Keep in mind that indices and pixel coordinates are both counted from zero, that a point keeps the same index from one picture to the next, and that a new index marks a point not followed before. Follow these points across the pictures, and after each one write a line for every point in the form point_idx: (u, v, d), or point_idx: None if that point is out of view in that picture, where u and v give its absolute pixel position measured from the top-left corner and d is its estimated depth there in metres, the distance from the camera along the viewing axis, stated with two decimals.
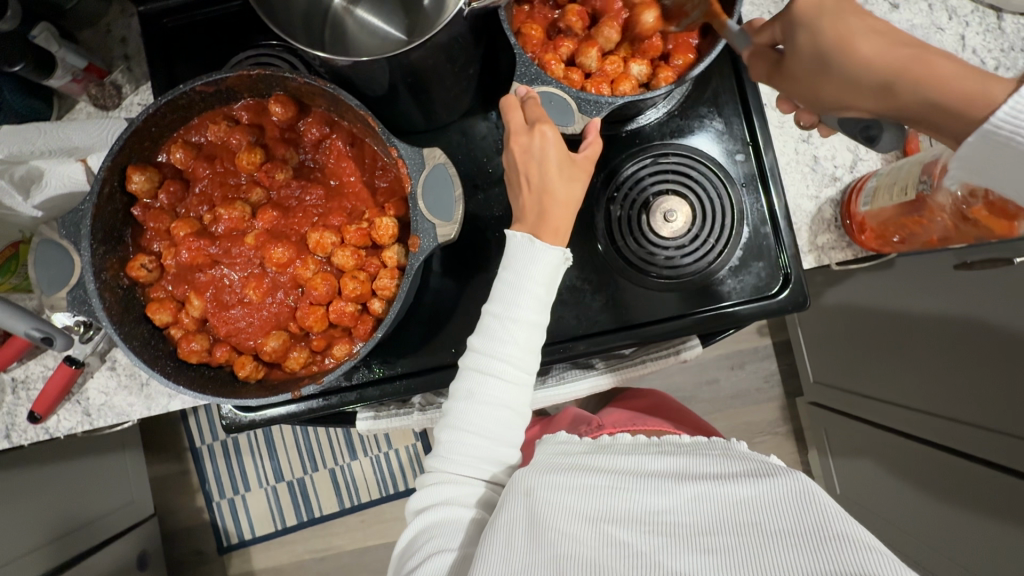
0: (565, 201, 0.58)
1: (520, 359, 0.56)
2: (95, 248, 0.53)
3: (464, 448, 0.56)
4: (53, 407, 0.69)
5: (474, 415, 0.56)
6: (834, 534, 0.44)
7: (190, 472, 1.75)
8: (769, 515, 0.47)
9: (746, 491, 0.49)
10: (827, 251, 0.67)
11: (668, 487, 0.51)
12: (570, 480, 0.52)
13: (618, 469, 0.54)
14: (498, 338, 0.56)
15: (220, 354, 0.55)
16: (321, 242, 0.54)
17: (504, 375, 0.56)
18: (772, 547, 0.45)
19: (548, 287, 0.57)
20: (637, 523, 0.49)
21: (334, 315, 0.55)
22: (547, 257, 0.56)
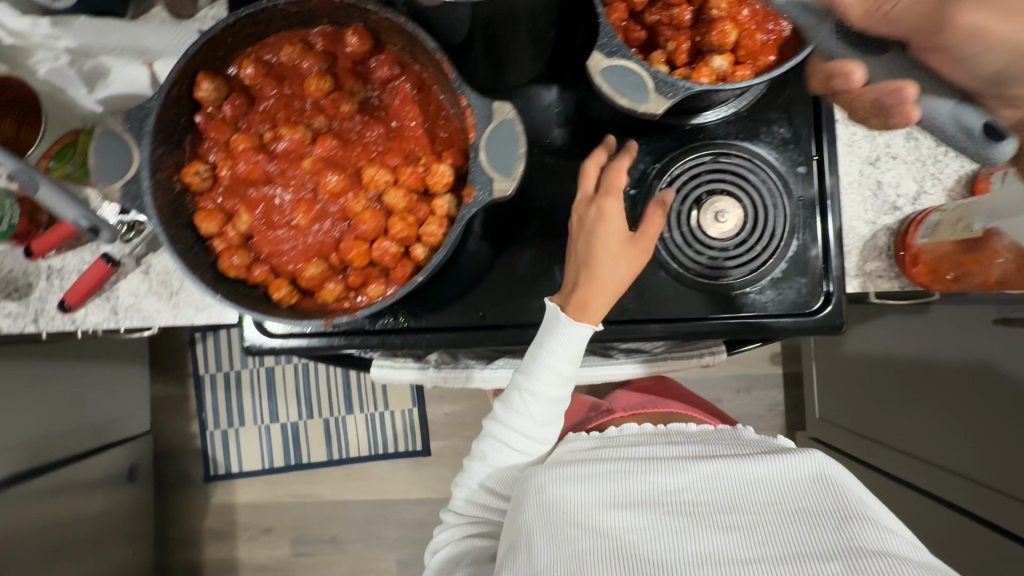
0: (611, 284, 0.62)
1: (532, 424, 0.69)
2: (155, 147, 0.53)
3: (491, 473, 0.72)
4: (83, 300, 0.70)
5: (496, 462, 0.71)
6: (845, 511, 0.57)
7: (190, 397, 1.78)
8: (788, 496, 0.60)
9: (758, 471, 0.62)
10: (873, 278, 0.65)
11: (688, 468, 0.64)
12: (605, 466, 0.66)
13: (643, 456, 0.67)
14: (515, 404, 0.68)
15: (258, 273, 0.56)
16: (377, 178, 0.54)
17: (521, 436, 0.69)
18: (790, 520, 0.58)
19: (569, 361, 0.65)
20: (663, 502, 0.61)
21: (376, 253, 0.55)
22: (569, 338, 0.63)
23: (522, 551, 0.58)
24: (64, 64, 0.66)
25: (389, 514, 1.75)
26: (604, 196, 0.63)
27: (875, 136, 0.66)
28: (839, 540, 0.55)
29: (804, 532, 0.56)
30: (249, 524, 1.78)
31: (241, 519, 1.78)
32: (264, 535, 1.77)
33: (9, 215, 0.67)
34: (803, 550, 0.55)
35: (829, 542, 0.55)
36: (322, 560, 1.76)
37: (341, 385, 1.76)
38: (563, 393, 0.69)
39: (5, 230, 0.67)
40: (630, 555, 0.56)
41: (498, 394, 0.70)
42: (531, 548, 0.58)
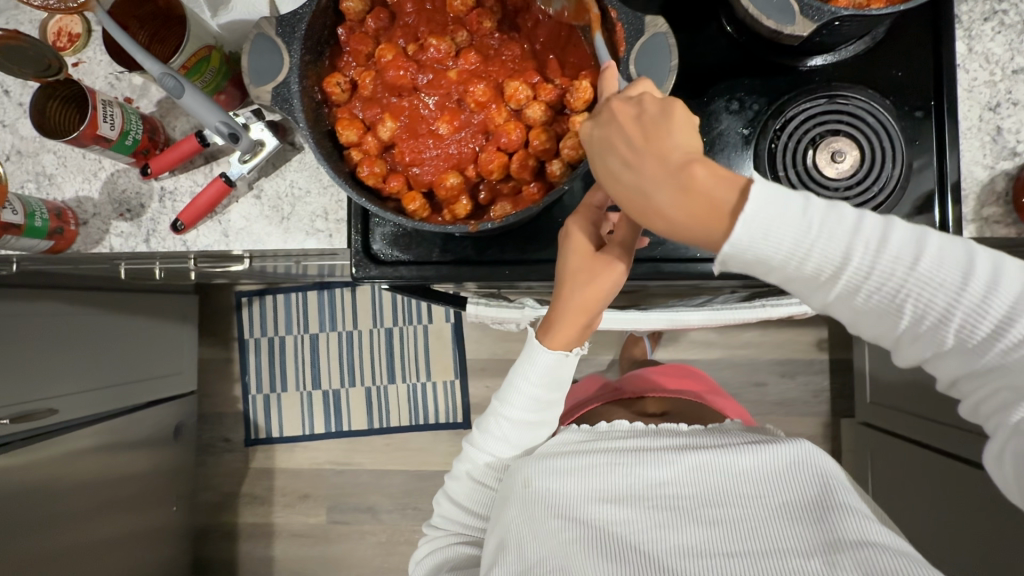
0: (580, 306, 0.62)
1: (507, 446, 0.74)
2: (303, 54, 0.55)
3: (467, 490, 0.76)
4: (197, 221, 0.71)
5: (476, 476, 0.76)
6: (829, 506, 0.59)
7: (234, 361, 1.80)
8: (771, 490, 0.62)
9: (747, 463, 0.64)
10: (990, 224, 0.65)
11: (672, 459, 0.65)
12: (584, 459, 0.67)
13: (625, 447, 0.68)
14: (492, 428, 0.74)
15: (395, 183, 0.56)
16: (519, 92, 0.55)
17: (497, 451, 0.74)
18: (774, 515, 0.59)
19: (548, 386, 0.70)
20: (645, 497, 0.63)
21: (514, 166, 0.56)
22: (538, 363, 0.69)
23: (512, 546, 0.62)
24: None
25: (427, 486, 1.75)
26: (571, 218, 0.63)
27: (996, 82, 0.66)
28: (825, 535, 0.56)
29: (789, 526, 0.58)
30: (287, 490, 1.78)
31: (280, 484, 1.79)
32: (301, 501, 1.78)
33: (135, 130, 0.68)
34: (787, 545, 0.57)
35: (805, 538, 0.57)
36: (357, 528, 1.76)
37: (384, 354, 1.77)
38: (536, 419, 0.73)
39: (131, 144, 0.68)
40: (615, 546, 0.59)
41: (475, 420, 0.77)
42: (517, 542, 0.61)
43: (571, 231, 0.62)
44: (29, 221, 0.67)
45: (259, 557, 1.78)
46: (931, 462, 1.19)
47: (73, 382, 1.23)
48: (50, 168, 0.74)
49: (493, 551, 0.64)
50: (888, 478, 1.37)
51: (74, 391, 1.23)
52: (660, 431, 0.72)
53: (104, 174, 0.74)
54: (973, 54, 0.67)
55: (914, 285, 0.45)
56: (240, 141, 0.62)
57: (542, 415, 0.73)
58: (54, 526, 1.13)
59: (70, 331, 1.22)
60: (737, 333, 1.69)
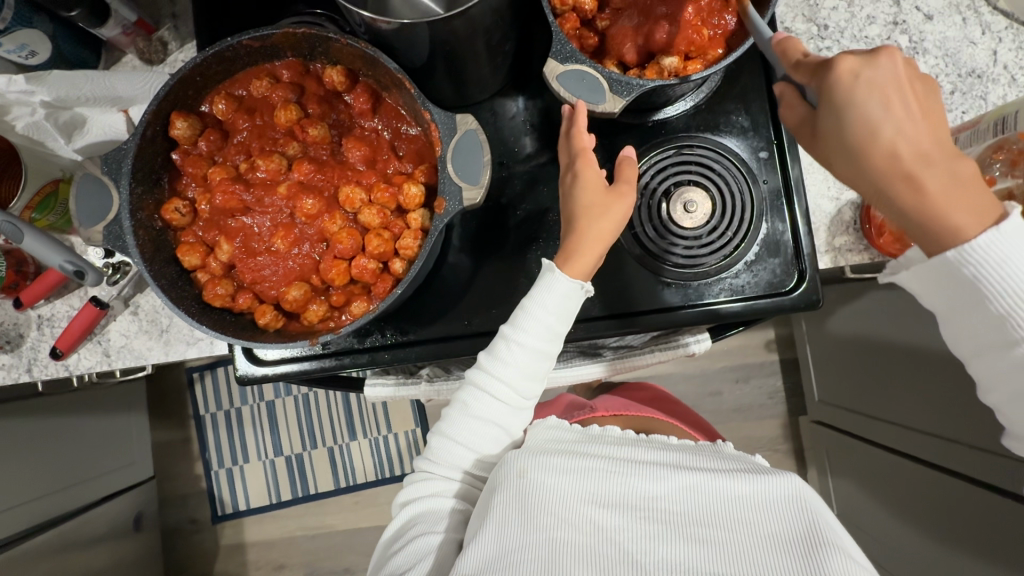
0: (595, 237, 0.64)
1: (519, 379, 0.66)
2: (134, 188, 0.55)
3: (463, 431, 0.68)
4: (75, 345, 0.71)
5: (466, 426, 0.68)
6: (824, 544, 0.54)
7: (192, 439, 1.78)
8: (765, 518, 0.57)
9: (739, 491, 0.59)
10: (843, 253, 0.68)
11: (668, 473, 0.61)
12: (583, 462, 0.63)
13: (621, 455, 0.65)
14: (499, 356, 0.66)
15: (242, 301, 0.57)
16: (351, 197, 0.56)
17: (500, 394, 0.67)
18: (766, 546, 0.55)
19: (560, 316, 0.65)
20: (638, 507, 0.59)
21: (355, 271, 0.56)
22: (563, 288, 0.63)
23: (491, 541, 0.57)
24: (41, 118, 0.68)
25: None
26: (574, 161, 0.66)
27: None
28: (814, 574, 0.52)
29: (779, 559, 0.54)
30: (261, 563, 1.75)
31: (253, 557, 1.76)
32: (277, 571, 1.75)
33: None
34: None
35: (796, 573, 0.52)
36: None
37: (342, 412, 1.76)
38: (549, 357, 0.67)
39: None
40: (601, 552, 0.55)
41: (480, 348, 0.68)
42: (496, 527, 0.58)
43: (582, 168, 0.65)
44: None
45: None
46: None
47: (17, 494, 1.20)
48: None
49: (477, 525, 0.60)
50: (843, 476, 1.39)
51: (18, 504, 1.20)
52: (651, 445, 0.68)
53: None
54: None
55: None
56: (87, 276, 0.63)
57: (552, 346, 0.66)
58: None
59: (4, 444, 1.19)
60: None
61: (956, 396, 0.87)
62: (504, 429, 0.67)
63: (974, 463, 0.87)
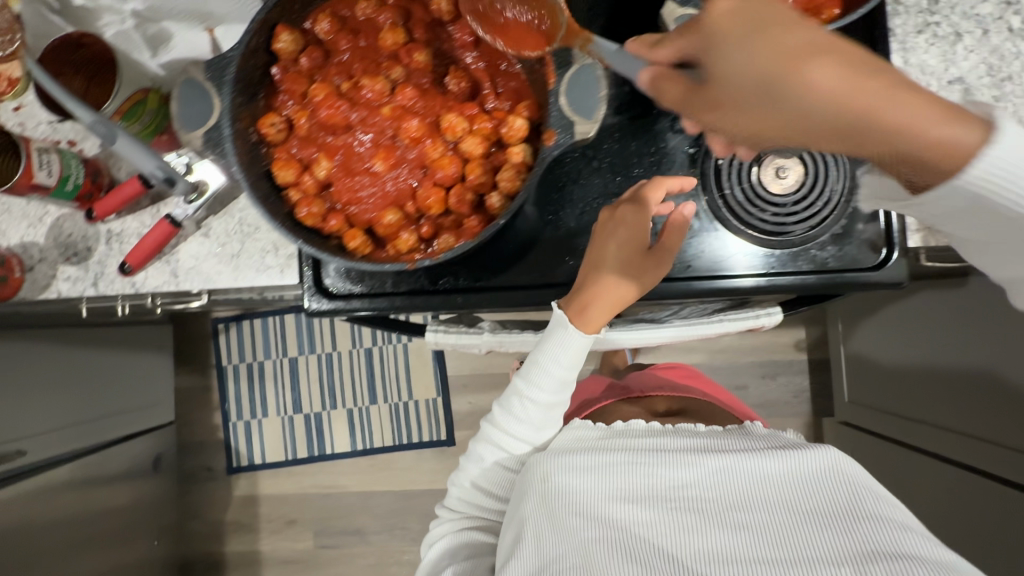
0: (618, 297, 0.66)
1: (531, 431, 0.74)
2: (235, 96, 0.54)
3: (484, 472, 0.78)
4: (145, 262, 0.70)
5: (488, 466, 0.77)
6: (869, 515, 0.59)
7: (213, 389, 1.78)
8: (800, 495, 0.61)
9: (772, 471, 0.63)
10: (935, 232, 0.68)
11: (692, 462, 0.65)
12: (602, 457, 0.67)
13: (642, 448, 0.68)
14: (514, 410, 0.73)
15: (334, 222, 0.56)
16: (454, 125, 0.55)
17: (516, 438, 0.74)
18: (803, 525, 0.58)
19: (572, 368, 0.70)
20: (666, 501, 0.62)
21: (452, 201, 0.56)
22: (575, 346, 0.69)
23: (531, 547, 0.61)
24: (129, 28, 0.67)
25: (414, 506, 1.73)
26: (628, 206, 0.65)
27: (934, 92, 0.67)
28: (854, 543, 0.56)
29: (819, 533, 0.58)
30: (272, 517, 1.76)
31: (265, 511, 1.76)
32: (288, 527, 1.76)
33: (75, 175, 0.66)
34: (815, 553, 0.56)
35: (834, 544, 0.56)
36: (345, 552, 1.74)
37: (365, 375, 1.76)
38: (563, 402, 0.73)
39: (71, 190, 0.67)
40: (639, 546, 0.59)
41: (500, 395, 0.76)
42: (536, 538, 0.62)
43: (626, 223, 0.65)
44: None
45: None
46: (909, 462, 1.20)
47: (43, 422, 1.20)
48: None
49: (513, 542, 0.65)
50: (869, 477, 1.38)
51: (43, 431, 1.19)
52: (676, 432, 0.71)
53: (49, 219, 0.73)
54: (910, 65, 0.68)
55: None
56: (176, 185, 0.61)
57: (563, 395, 0.72)
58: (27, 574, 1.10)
59: (34, 368, 1.18)
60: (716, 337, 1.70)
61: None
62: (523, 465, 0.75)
63: None
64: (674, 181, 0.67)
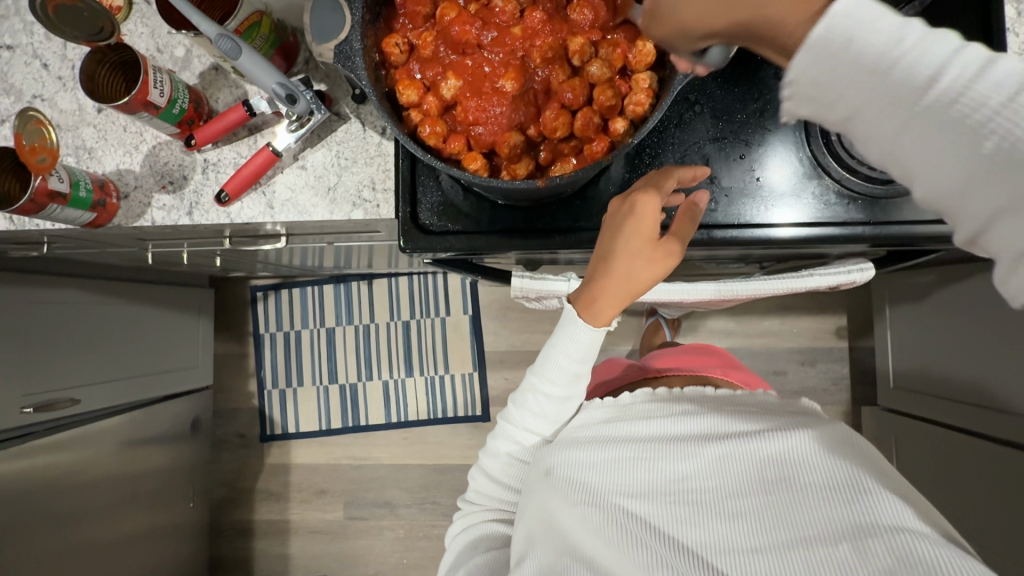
0: (627, 290, 0.63)
1: (547, 425, 0.74)
2: (365, 12, 0.54)
3: (499, 467, 0.77)
4: (242, 192, 0.70)
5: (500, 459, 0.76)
6: (862, 488, 0.57)
7: (249, 356, 1.79)
8: (799, 474, 0.60)
9: (774, 452, 0.62)
10: None
11: (690, 451, 0.65)
12: (597, 449, 0.67)
13: (640, 436, 0.68)
14: (529, 406, 0.73)
15: (456, 144, 0.56)
16: (583, 49, 0.55)
17: (524, 432, 0.74)
18: (800, 504, 0.58)
19: (580, 360, 0.69)
20: (664, 493, 0.63)
21: (578, 125, 0.55)
22: (584, 337, 0.67)
23: (538, 538, 0.63)
24: None
25: (446, 480, 1.73)
26: (640, 195, 0.61)
27: None
28: (854, 520, 0.55)
29: (817, 511, 0.57)
30: (303, 486, 1.76)
31: (296, 480, 1.76)
32: (317, 497, 1.75)
33: (183, 99, 0.67)
34: (813, 534, 0.56)
35: (832, 524, 0.55)
36: (374, 524, 1.74)
37: (401, 348, 1.76)
38: (569, 396, 0.72)
39: (178, 113, 0.67)
40: (637, 536, 0.60)
41: (511, 394, 0.75)
42: (541, 530, 0.63)
43: (636, 215, 0.60)
44: (74, 191, 0.65)
45: (275, 555, 1.76)
46: (963, 445, 1.19)
47: (94, 373, 1.21)
48: (89, 141, 0.74)
49: (520, 539, 0.66)
50: (914, 463, 1.37)
51: (91, 382, 1.20)
52: (680, 411, 0.70)
53: (145, 147, 0.73)
54: (1022, 16, 0.67)
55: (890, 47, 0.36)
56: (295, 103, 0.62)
57: (574, 390, 0.72)
58: (74, 520, 1.10)
59: (85, 317, 1.18)
60: (756, 321, 1.69)
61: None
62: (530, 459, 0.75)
63: None
64: (685, 171, 0.64)
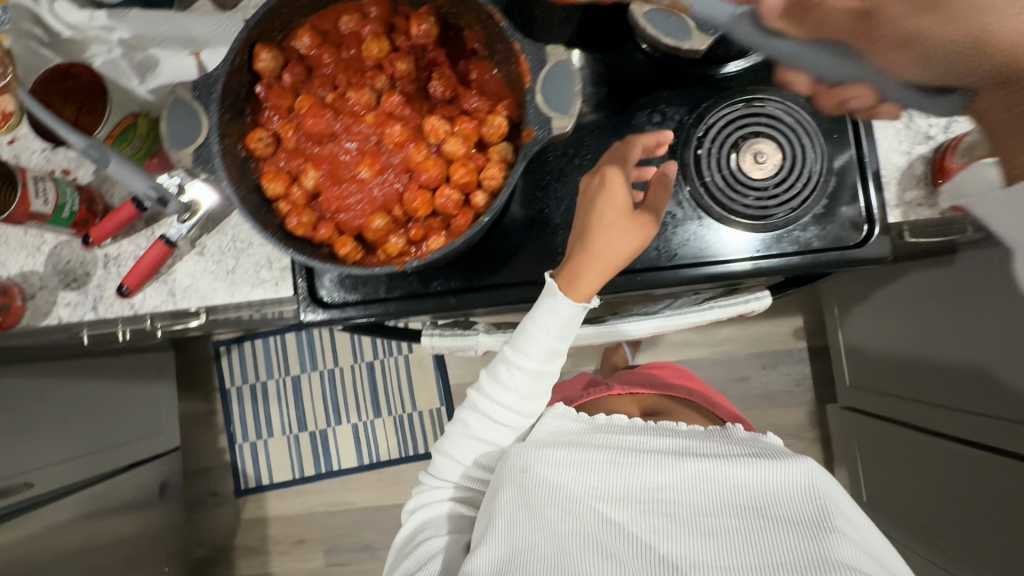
0: (605, 264, 0.64)
1: (519, 400, 0.73)
2: (222, 113, 0.56)
3: (473, 444, 0.76)
4: (142, 283, 0.71)
5: (470, 442, 0.76)
6: (828, 524, 0.56)
7: (217, 413, 1.78)
8: (768, 503, 0.60)
9: (743, 471, 0.62)
10: (913, 208, 0.67)
11: (668, 464, 0.65)
12: (579, 454, 0.67)
13: (618, 446, 0.68)
14: (502, 378, 0.73)
15: (324, 231, 0.58)
16: (436, 128, 0.57)
17: (500, 411, 0.74)
18: (768, 530, 0.57)
19: (557, 339, 0.69)
20: (639, 503, 0.62)
21: (438, 201, 0.57)
22: (564, 314, 0.67)
23: (501, 533, 0.61)
24: (117, 56, 0.70)
25: None
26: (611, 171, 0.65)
27: None
28: (808, 532, 0.55)
29: (786, 539, 0.55)
30: (282, 537, 1.76)
31: (274, 532, 1.76)
32: (297, 547, 1.75)
33: (70, 203, 0.68)
34: (781, 562, 0.54)
35: (799, 554, 0.54)
36: (355, 569, 1.73)
37: (368, 389, 1.76)
38: (550, 372, 0.73)
39: (67, 217, 0.68)
40: (606, 544, 0.58)
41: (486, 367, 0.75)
42: (509, 527, 0.61)
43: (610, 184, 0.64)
44: None
45: None
46: (912, 441, 1.20)
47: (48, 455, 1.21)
48: None
49: (481, 532, 0.64)
50: (875, 460, 1.38)
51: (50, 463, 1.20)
52: (657, 432, 0.71)
53: (47, 248, 0.74)
54: None
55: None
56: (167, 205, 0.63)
57: (551, 366, 0.72)
58: None
59: (37, 400, 1.19)
60: (714, 330, 1.70)
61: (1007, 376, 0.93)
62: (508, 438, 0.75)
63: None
64: (647, 138, 0.68)
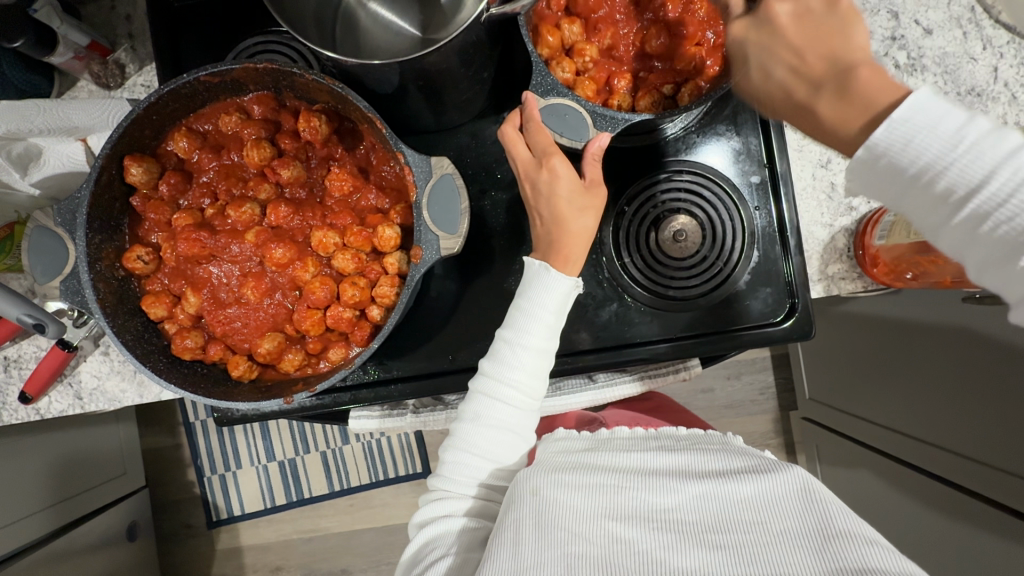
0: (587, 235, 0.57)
1: (530, 387, 0.55)
2: (90, 238, 0.52)
3: (481, 444, 0.54)
4: (44, 389, 0.68)
5: (478, 438, 0.54)
6: (837, 530, 0.42)
7: (182, 446, 1.58)
8: (773, 513, 0.44)
9: (750, 490, 0.46)
10: (836, 281, 0.67)
11: (672, 484, 0.47)
12: (573, 478, 0.48)
13: (620, 466, 0.49)
14: (507, 365, 0.55)
15: (214, 352, 0.56)
16: (323, 243, 0.55)
17: (513, 402, 0.55)
18: (779, 546, 0.42)
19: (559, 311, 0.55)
20: (647, 521, 0.46)
21: (331, 320, 0.55)
22: (560, 286, 0.55)
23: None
24: None
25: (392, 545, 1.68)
26: (553, 150, 0.56)
27: None
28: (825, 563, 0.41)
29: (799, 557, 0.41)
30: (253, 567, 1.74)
31: None
32: None
33: None
34: None
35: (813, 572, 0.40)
36: None
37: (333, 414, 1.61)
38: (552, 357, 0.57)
39: None
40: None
41: (484, 355, 0.57)
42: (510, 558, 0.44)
43: (555, 156, 0.56)
44: None
45: None
46: None
47: None
48: None
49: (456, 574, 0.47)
50: None
51: None
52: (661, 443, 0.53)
53: None
54: None
55: (922, 133, 0.37)
56: (48, 330, 0.62)
57: (554, 345, 0.56)
58: None
59: None
60: None
61: (1000, 367, 0.68)
62: (521, 438, 0.56)
63: (974, 476, 0.73)
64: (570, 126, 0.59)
